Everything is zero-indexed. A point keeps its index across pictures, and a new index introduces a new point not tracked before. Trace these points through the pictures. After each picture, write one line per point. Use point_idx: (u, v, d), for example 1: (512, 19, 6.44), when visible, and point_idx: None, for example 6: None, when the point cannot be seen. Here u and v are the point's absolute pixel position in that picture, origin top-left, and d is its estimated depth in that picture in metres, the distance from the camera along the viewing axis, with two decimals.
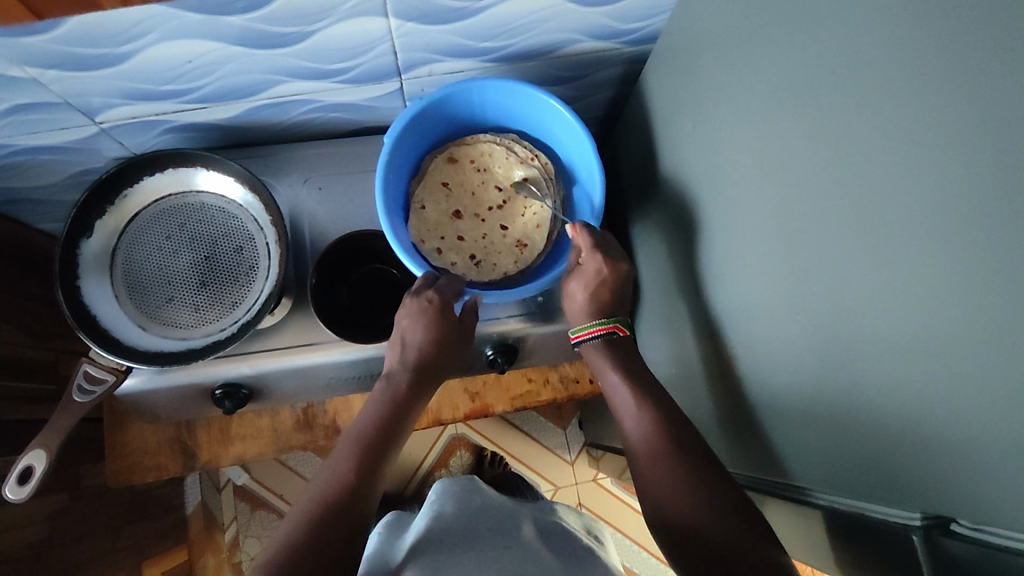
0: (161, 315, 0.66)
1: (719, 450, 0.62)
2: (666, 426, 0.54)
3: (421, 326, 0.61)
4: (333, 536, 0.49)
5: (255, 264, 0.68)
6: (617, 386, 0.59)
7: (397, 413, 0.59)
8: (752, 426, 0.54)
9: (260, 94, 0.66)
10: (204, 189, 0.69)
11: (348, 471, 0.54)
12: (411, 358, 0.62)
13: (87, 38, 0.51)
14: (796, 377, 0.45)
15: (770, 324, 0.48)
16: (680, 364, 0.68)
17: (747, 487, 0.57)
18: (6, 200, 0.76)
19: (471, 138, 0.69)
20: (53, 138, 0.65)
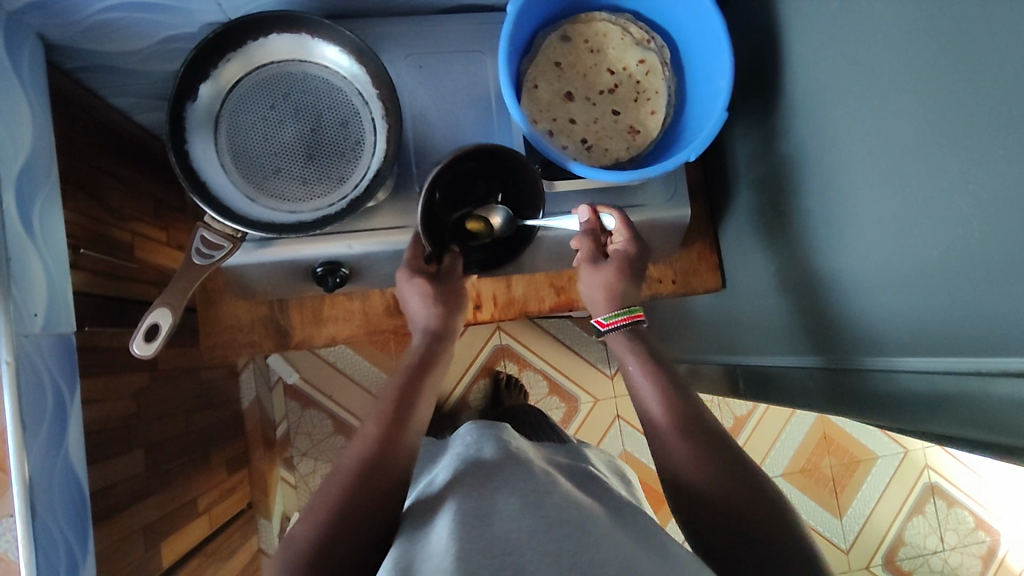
0: (268, 187, 0.65)
1: (836, 343, 0.63)
2: (690, 416, 0.60)
3: (431, 301, 0.69)
4: (357, 515, 0.55)
5: (361, 140, 0.67)
6: (631, 359, 0.65)
7: (415, 385, 0.65)
8: (899, 314, 0.54)
9: None
10: (308, 58, 0.66)
11: (362, 457, 0.58)
12: (423, 323, 0.70)
13: None
14: (982, 252, 0.45)
15: (947, 202, 0.47)
16: (799, 261, 0.68)
17: (873, 375, 0.58)
18: (87, 66, 0.73)
19: (585, 17, 0.67)
20: None
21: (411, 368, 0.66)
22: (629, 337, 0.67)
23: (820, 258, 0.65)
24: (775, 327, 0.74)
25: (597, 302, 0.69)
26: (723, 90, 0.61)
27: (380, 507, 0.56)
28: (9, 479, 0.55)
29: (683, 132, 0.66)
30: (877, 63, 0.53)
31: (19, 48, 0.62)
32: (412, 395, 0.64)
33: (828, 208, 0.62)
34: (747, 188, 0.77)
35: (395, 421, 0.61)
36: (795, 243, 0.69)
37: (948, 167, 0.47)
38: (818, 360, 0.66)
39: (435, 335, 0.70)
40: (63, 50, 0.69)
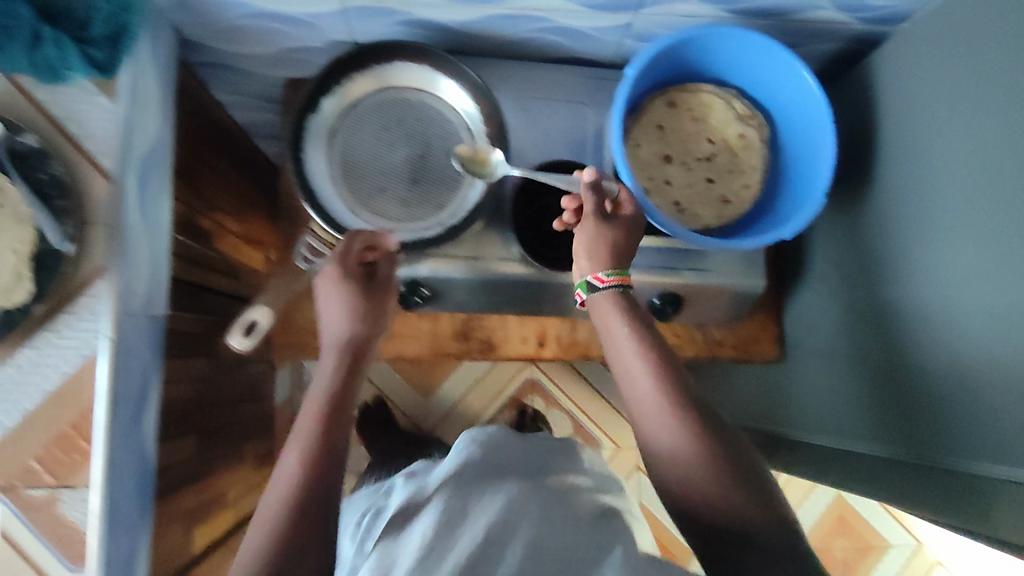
0: (371, 203, 0.68)
1: (871, 404, 0.69)
2: (682, 388, 0.55)
3: (355, 315, 0.60)
4: (313, 527, 0.47)
5: (463, 171, 0.70)
6: (616, 327, 0.58)
7: (354, 373, 0.57)
8: (926, 389, 0.60)
9: (503, 3, 0.66)
10: (425, 88, 0.69)
11: (297, 470, 0.49)
12: (337, 334, 0.59)
13: None
14: (991, 363, 0.53)
15: (980, 316, 0.55)
16: (869, 346, 0.70)
17: (895, 434, 0.64)
18: (209, 62, 0.77)
19: (692, 87, 0.69)
20: (296, 9, 0.65)
21: (343, 358, 0.58)
22: (618, 301, 0.60)
23: (886, 346, 0.67)
24: (824, 367, 0.78)
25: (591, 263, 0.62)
26: (823, 179, 0.62)
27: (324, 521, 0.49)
28: (91, 450, 0.57)
29: (773, 209, 0.68)
30: (976, 174, 0.55)
31: (160, 41, 0.66)
32: (350, 390, 0.56)
33: (902, 298, 0.64)
34: (825, 268, 0.79)
35: (335, 418, 0.53)
36: (860, 324, 0.72)
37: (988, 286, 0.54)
38: (887, 450, 0.65)
39: (355, 329, 0.60)
40: (194, 46, 0.72)
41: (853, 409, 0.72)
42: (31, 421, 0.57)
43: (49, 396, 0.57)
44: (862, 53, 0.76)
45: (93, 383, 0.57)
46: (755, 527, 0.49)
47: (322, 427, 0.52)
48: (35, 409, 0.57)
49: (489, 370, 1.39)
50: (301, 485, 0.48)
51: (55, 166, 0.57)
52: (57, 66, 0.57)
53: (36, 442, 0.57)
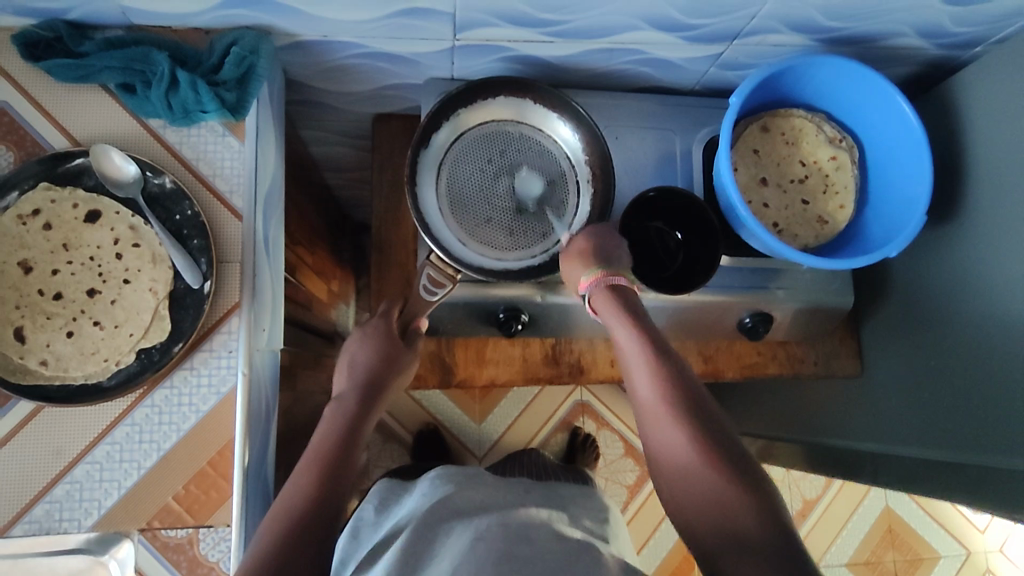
0: (479, 233, 0.69)
1: (927, 414, 0.77)
2: (680, 383, 0.56)
3: (369, 348, 0.68)
4: (306, 541, 0.52)
5: (565, 200, 0.71)
6: (612, 317, 0.61)
7: (365, 406, 0.65)
8: (991, 402, 0.69)
9: (605, 38, 0.69)
10: (527, 121, 0.71)
11: (309, 490, 0.55)
12: (360, 376, 0.67)
13: None
14: None
15: None
16: (963, 355, 0.72)
17: (949, 439, 0.73)
18: (304, 100, 0.79)
19: (784, 112, 0.72)
20: (406, 47, 0.68)
21: (364, 395, 0.66)
22: (611, 297, 0.61)
23: (937, 364, 0.76)
24: (875, 378, 0.86)
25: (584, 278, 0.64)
26: (922, 197, 0.65)
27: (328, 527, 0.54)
28: (231, 488, 0.57)
29: (868, 228, 0.70)
30: None
31: (273, 80, 0.68)
32: (363, 424, 0.64)
33: (960, 318, 0.73)
34: (903, 282, 0.81)
35: (342, 444, 0.61)
36: (912, 337, 0.80)
37: None
38: (950, 455, 0.73)
39: (383, 367, 0.68)
40: (295, 85, 0.74)
41: (905, 419, 0.80)
42: (168, 460, 0.56)
43: (184, 435, 0.57)
44: (931, 76, 0.80)
45: (230, 420, 0.57)
46: (744, 529, 0.48)
47: (333, 444, 0.60)
48: (171, 448, 0.56)
49: (538, 394, 1.40)
50: (303, 505, 0.54)
51: (189, 206, 0.58)
52: (192, 108, 0.59)
53: (176, 482, 0.56)
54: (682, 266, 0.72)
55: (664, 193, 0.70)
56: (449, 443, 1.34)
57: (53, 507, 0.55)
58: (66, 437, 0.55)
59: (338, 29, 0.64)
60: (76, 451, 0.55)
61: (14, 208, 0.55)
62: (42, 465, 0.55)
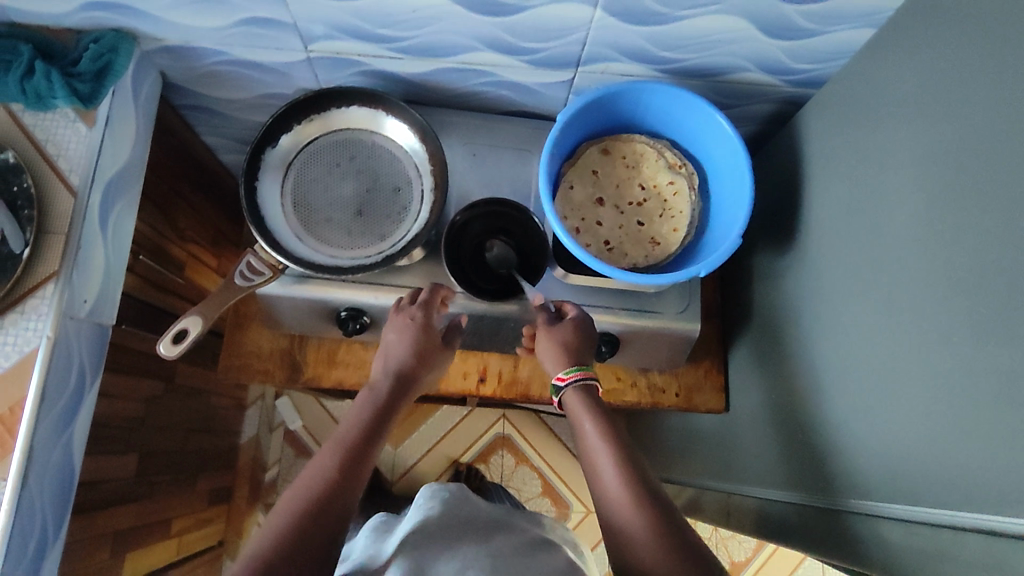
0: (318, 231, 0.73)
1: (773, 452, 0.73)
2: (638, 470, 0.57)
3: (405, 335, 0.68)
4: (319, 528, 0.53)
5: (407, 206, 0.74)
6: (585, 417, 0.62)
7: (388, 403, 0.65)
8: (812, 435, 0.65)
9: (451, 57, 0.73)
10: (378, 131, 0.75)
11: (331, 471, 0.57)
12: (393, 368, 0.67)
13: None
14: (848, 411, 0.59)
15: (839, 365, 0.61)
16: (792, 389, 0.70)
17: (790, 477, 0.69)
18: (194, 104, 0.85)
19: (626, 137, 0.74)
20: (267, 56, 0.74)
21: (394, 389, 0.66)
22: (586, 400, 0.64)
23: (797, 402, 0.68)
24: (741, 415, 0.82)
25: (552, 360, 0.67)
26: (740, 221, 0.65)
27: (343, 513, 0.55)
28: (14, 443, 0.58)
29: (701, 253, 0.70)
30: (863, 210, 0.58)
31: (143, 79, 0.74)
32: (389, 417, 0.65)
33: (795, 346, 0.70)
34: (761, 316, 0.79)
35: (367, 434, 0.62)
36: (767, 369, 0.76)
37: (839, 337, 0.61)
38: (793, 496, 0.68)
39: (417, 359, 0.68)
40: (178, 88, 0.81)
41: (757, 455, 0.76)
42: None
43: None
44: (792, 114, 0.82)
45: (26, 378, 0.60)
46: None
47: (358, 436, 0.61)
48: None
49: (459, 423, 1.39)
50: (318, 490, 0.55)
51: (26, 181, 0.63)
52: (44, 94, 0.65)
53: None
54: (522, 260, 0.75)
55: (480, 211, 0.74)
56: None
57: None
58: None
59: (196, 35, 0.70)
60: None
61: None
62: None
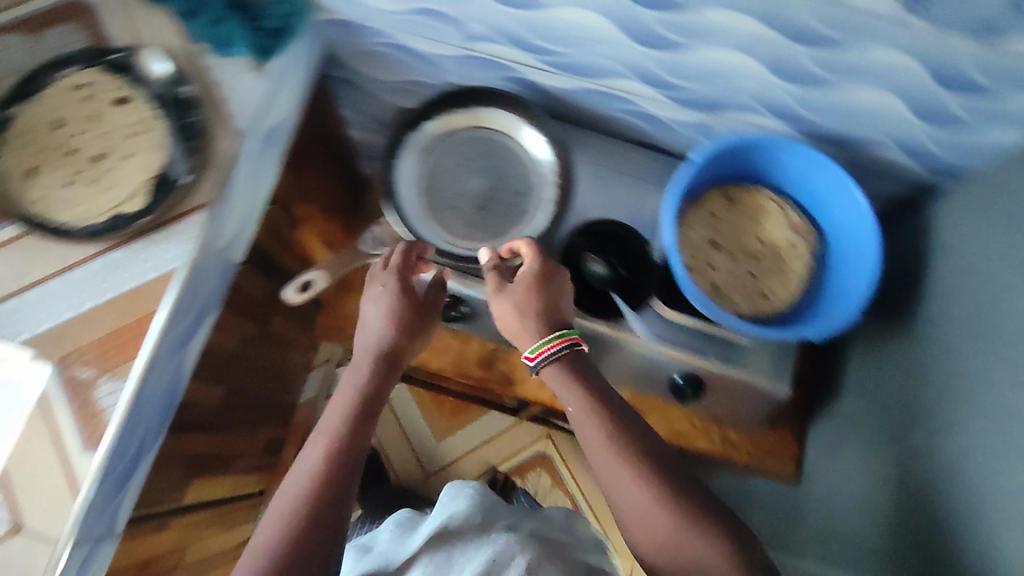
0: (438, 216, 0.76)
1: (859, 535, 0.69)
2: (643, 446, 0.59)
3: (393, 320, 0.67)
4: (324, 521, 0.56)
5: (525, 210, 0.76)
6: (566, 387, 0.63)
7: (378, 383, 0.66)
8: (915, 528, 0.61)
9: (599, 80, 0.75)
10: (513, 135, 0.78)
11: (321, 466, 0.59)
12: (375, 344, 0.67)
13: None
14: (961, 511, 0.55)
15: (955, 461, 0.57)
16: (892, 475, 0.67)
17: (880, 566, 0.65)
18: (344, 78, 0.90)
19: (752, 189, 0.74)
20: (428, 46, 0.78)
21: (381, 364, 0.66)
22: (564, 366, 0.63)
23: (889, 495, 0.67)
24: (824, 492, 0.79)
25: (527, 328, 0.64)
26: (862, 294, 0.64)
27: (339, 504, 0.58)
28: (142, 346, 0.63)
29: (810, 314, 0.69)
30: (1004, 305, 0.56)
31: (312, 46, 0.79)
32: (382, 395, 0.66)
33: (901, 430, 0.67)
34: (862, 398, 0.76)
35: (361, 416, 0.63)
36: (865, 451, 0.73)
37: (959, 433, 0.58)
38: None
39: (405, 328, 0.68)
40: (336, 60, 0.86)
41: (839, 536, 0.73)
42: (101, 308, 0.63)
43: (122, 292, 0.64)
44: None
45: (164, 290, 0.64)
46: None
47: (349, 423, 0.62)
48: (108, 299, 0.64)
49: (505, 432, 1.40)
50: (312, 494, 0.57)
51: (195, 117, 0.69)
52: (230, 43, 0.71)
53: (99, 328, 0.63)
54: (629, 282, 0.73)
55: (606, 227, 0.75)
56: (404, 452, 1.36)
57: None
58: (32, 262, 0.64)
59: (370, 15, 0.75)
60: (36, 277, 0.64)
61: (69, 78, 0.69)
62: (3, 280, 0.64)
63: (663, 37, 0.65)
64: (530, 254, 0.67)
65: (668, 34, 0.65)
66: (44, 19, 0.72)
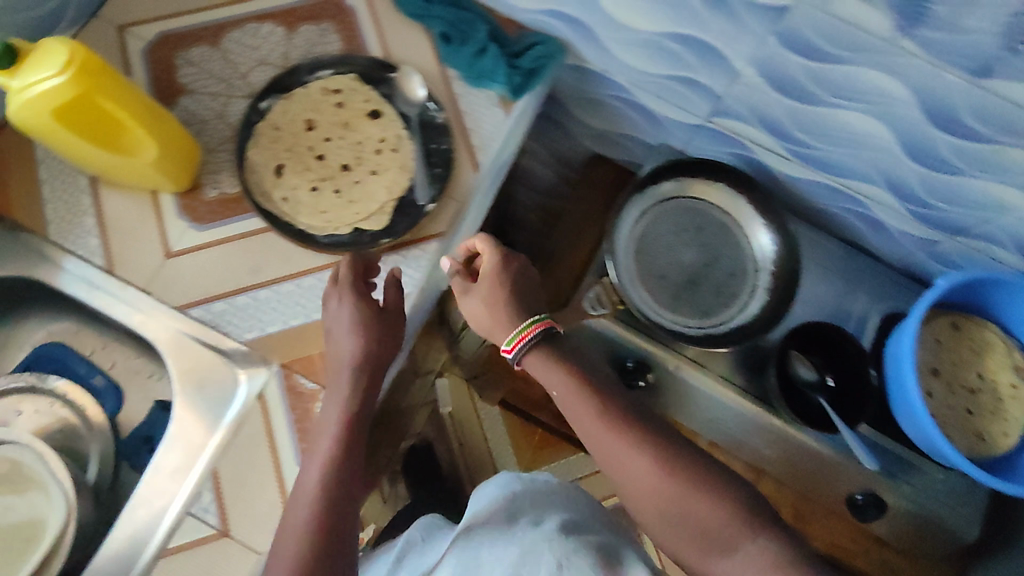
0: (647, 282, 0.74)
1: None
2: (676, 449, 0.52)
3: (359, 328, 0.59)
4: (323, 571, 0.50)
5: (736, 294, 0.74)
6: (552, 375, 0.56)
7: (375, 366, 0.59)
8: None
9: (837, 178, 0.73)
10: (734, 214, 0.76)
11: (313, 513, 0.52)
12: (344, 352, 0.59)
13: (799, 92, 0.64)
14: None
15: None
16: None
17: None
18: (552, 116, 0.89)
19: (980, 321, 0.72)
20: (666, 110, 0.76)
21: (361, 376, 0.58)
22: (545, 352, 0.57)
23: None
24: None
25: (484, 314, 0.59)
26: None
27: (341, 554, 0.52)
28: None
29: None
30: None
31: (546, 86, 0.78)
32: (379, 365, 0.60)
33: None
34: None
35: (350, 445, 0.56)
36: None
37: None
38: None
39: (377, 312, 0.60)
40: (554, 99, 0.85)
41: None
42: None
43: None
44: None
45: None
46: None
47: (339, 440, 0.56)
48: None
49: None
50: (320, 515, 0.53)
51: (446, 145, 0.68)
52: (486, 75, 0.70)
53: (326, 342, 0.63)
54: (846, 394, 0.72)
55: (828, 333, 0.73)
56: None
57: (230, 309, 0.63)
58: (268, 261, 0.64)
59: (619, 69, 0.73)
60: (271, 277, 0.64)
61: (324, 81, 0.68)
62: (239, 274, 0.63)
63: (941, 159, 0.63)
64: (486, 248, 0.61)
65: (949, 157, 0.63)
66: (303, 14, 0.71)
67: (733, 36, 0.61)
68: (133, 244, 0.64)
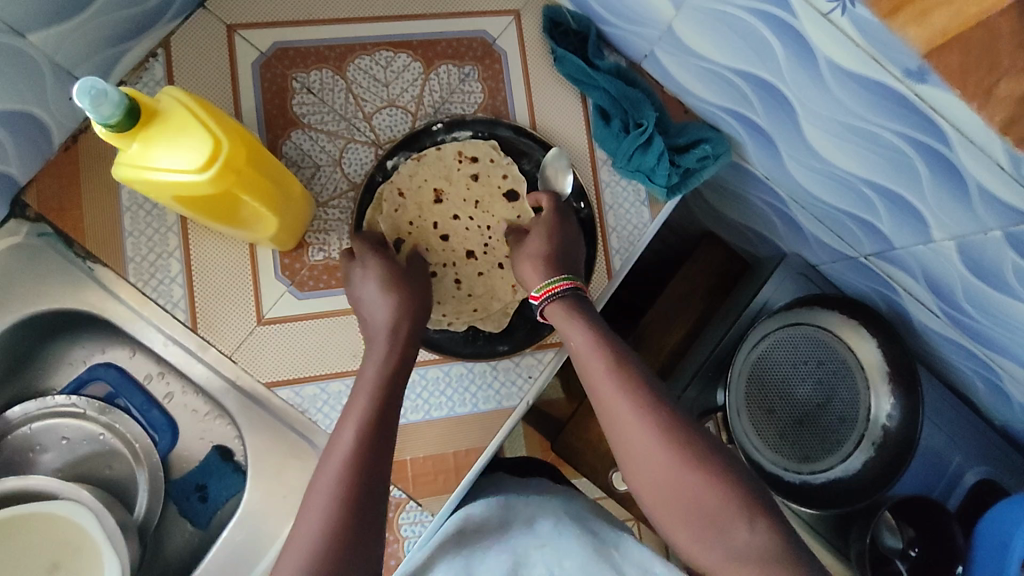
0: (753, 412, 0.70)
1: None
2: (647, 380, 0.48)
3: (393, 287, 0.53)
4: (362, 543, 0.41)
5: (842, 443, 0.70)
6: (574, 327, 0.50)
7: (416, 324, 0.53)
8: None
9: (985, 352, 0.65)
10: (860, 354, 0.70)
11: (347, 476, 0.43)
12: (384, 320, 0.52)
13: (990, 279, 0.55)
14: None
15: None
16: None
17: None
18: None
19: None
20: (820, 231, 0.69)
21: (398, 345, 0.51)
22: (569, 304, 0.52)
23: None
24: None
25: (527, 275, 0.54)
26: None
27: (368, 522, 0.42)
28: (456, 486, 0.58)
29: None
30: None
31: None
32: (400, 336, 0.52)
33: None
34: None
35: (386, 407, 0.47)
36: None
37: None
38: None
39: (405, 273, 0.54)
40: None
41: None
42: (429, 426, 0.58)
43: (453, 417, 0.58)
44: None
45: (493, 430, 0.59)
46: None
47: (374, 407, 0.47)
48: (438, 419, 0.58)
49: None
50: (351, 477, 0.43)
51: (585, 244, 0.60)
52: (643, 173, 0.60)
53: (421, 448, 0.58)
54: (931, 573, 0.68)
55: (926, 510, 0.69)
56: None
57: (323, 396, 0.57)
58: None
59: (786, 182, 0.64)
60: None
61: (460, 144, 0.59)
62: (338, 358, 0.57)
63: None
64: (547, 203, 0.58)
65: None
66: (445, 51, 0.61)
67: (949, 214, 0.52)
68: (224, 302, 0.56)
